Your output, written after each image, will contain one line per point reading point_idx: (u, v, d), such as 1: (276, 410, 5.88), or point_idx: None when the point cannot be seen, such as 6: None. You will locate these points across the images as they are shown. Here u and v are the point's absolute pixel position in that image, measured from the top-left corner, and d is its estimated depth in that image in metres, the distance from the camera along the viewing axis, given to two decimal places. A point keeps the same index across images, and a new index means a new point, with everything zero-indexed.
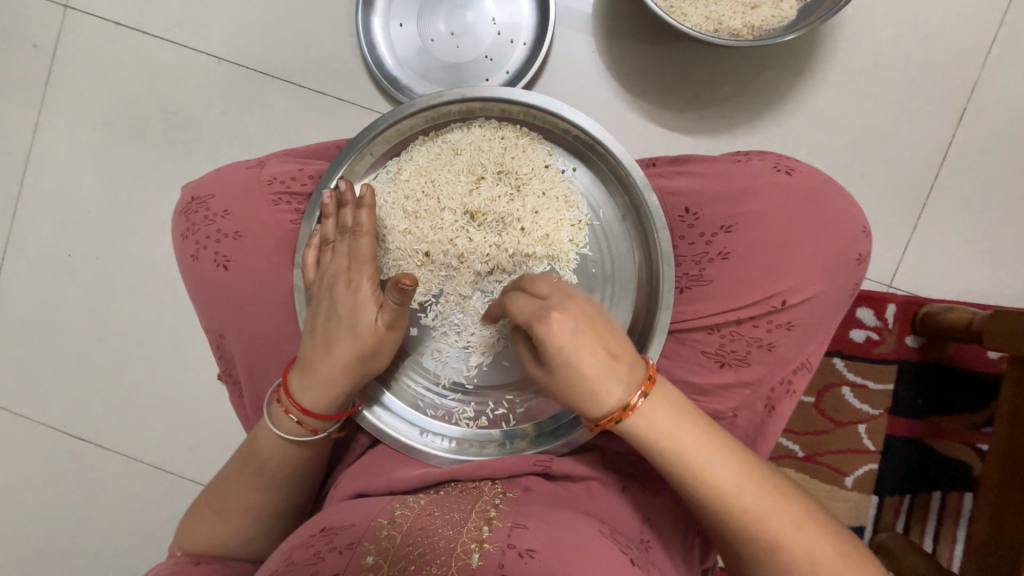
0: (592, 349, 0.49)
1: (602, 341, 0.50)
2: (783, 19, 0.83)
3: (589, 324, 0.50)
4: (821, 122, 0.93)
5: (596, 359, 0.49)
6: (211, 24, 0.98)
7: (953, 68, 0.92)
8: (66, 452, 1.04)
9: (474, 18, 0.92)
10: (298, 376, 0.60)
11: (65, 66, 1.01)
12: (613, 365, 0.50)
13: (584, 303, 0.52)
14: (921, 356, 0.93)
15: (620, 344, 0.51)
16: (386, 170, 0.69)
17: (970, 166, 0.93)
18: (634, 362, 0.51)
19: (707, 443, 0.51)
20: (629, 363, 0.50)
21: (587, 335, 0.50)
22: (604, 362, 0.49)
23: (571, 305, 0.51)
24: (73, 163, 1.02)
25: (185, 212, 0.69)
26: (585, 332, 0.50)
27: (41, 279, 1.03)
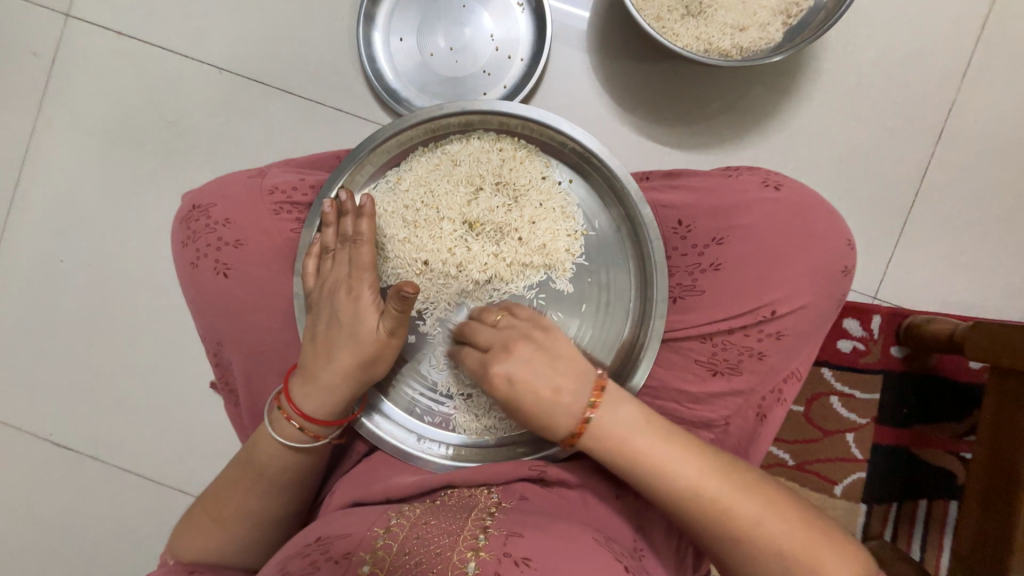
0: (528, 390, 0.54)
1: (538, 378, 0.54)
2: (770, 41, 0.87)
3: (523, 364, 0.55)
4: (807, 139, 0.97)
5: (536, 398, 0.54)
6: (213, 34, 1.00)
7: (931, 89, 0.96)
8: (51, 462, 1.02)
9: (473, 34, 0.95)
10: (300, 383, 0.61)
11: (64, 73, 1.01)
12: (556, 395, 0.54)
13: (518, 341, 0.56)
14: (906, 366, 0.96)
15: (561, 372, 0.54)
16: (386, 180, 0.70)
17: (948, 183, 0.97)
18: (579, 385, 0.54)
19: (699, 464, 0.52)
20: (569, 386, 0.54)
21: (521, 376, 0.54)
22: (545, 396, 0.54)
23: (506, 351, 0.56)
24: (69, 169, 1.02)
25: (185, 220, 0.70)
26: (518, 374, 0.54)
27: (31, 285, 1.02)
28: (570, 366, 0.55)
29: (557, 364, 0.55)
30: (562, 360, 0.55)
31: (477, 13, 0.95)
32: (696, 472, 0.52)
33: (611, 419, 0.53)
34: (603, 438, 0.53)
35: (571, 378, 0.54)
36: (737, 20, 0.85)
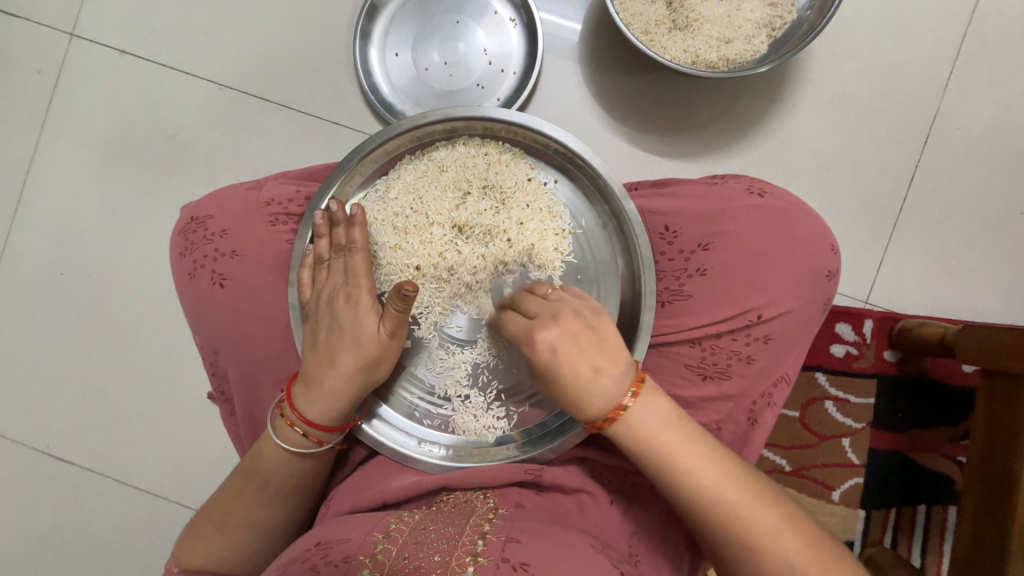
0: (570, 364, 0.53)
1: (582, 356, 0.53)
2: (755, 53, 0.89)
3: (570, 340, 0.54)
4: (795, 147, 0.99)
5: (576, 372, 0.53)
6: (213, 52, 1.02)
7: (915, 97, 0.99)
8: (47, 475, 1.02)
9: (466, 48, 0.97)
10: (303, 390, 0.62)
11: (68, 90, 1.03)
12: (596, 377, 0.52)
13: (569, 318, 0.55)
14: (899, 370, 0.96)
15: (605, 355, 0.53)
16: (375, 188, 0.72)
17: (935, 188, 0.99)
18: (621, 373, 0.53)
19: (727, 475, 0.52)
20: (612, 370, 0.53)
21: (568, 351, 0.53)
22: (584, 374, 0.53)
23: (553, 324, 0.55)
24: (71, 183, 1.04)
25: (183, 232, 0.71)
26: (562, 346, 0.53)
27: (31, 298, 1.03)
28: (614, 351, 0.54)
29: (602, 346, 0.54)
30: (608, 344, 0.54)
31: (470, 28, 0.97)
32: (723, 481, 0.52)
33: (653, 410, 0.53)
34: (645, 435, 0.53)
35: (614, 363, 0.53)
36: (723, 33, 0.88)
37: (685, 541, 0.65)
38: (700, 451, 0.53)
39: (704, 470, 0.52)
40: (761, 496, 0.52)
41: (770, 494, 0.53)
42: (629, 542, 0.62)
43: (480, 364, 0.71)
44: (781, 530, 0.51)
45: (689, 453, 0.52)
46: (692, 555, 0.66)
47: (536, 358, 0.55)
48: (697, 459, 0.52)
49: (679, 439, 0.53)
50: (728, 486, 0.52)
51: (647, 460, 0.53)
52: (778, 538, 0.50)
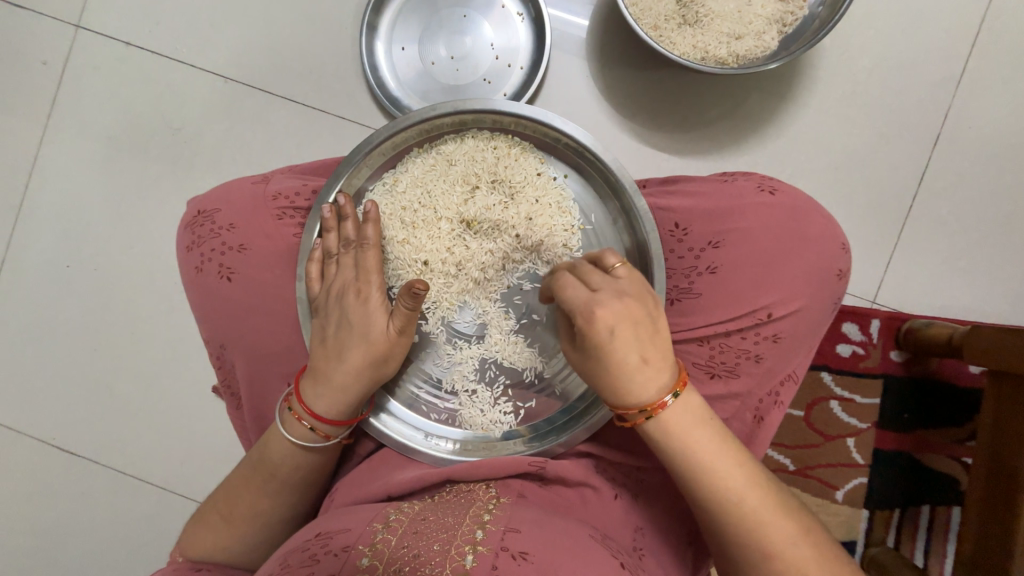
0: (625, 348, 0.50)
1: (639, 344, 0.50)
2: (766, 49, 0.88)
3: (630, 323, 0.50)
4: (803, 145, 0.98)
5: (629, 357, 0.50)
6: (218, 45, 1.02)
7: (926, 96, 0.97)
8: (53, 466, 1.02)
9: (473, 43, 0.96)
10: (311, 383, 0.62)
11: (73, 83, 1.03)
12: (643, 368, 0.50)
13: (633, 300, 0.51)
14: (906, 370, 0.96)
15: (656, 348, 0.51)
16: (383, 182, 0.71)
17: (945, 188, 0.98)
18: (668, 367, 0.51)
19: (748, 477, 0.52)
20: (661, 368, 0.51)
21: (625, 334, 0.50)
22: (633, 361, 0.50)
23: (618, 300, 0.51)
24: (76, 177, 1.03)
25: (190, 225, 0.71)
26: (622, 331, 0.50)
27: (37, 290, 1.04)
28: (664, 345, 0.52)
29: (656, 337, 0.51)
30: (660, 336, 0.52)
31: (477, 23, 0.96)
32: (744, 484, 0.52)
33: (692, 406, 0.53)
34: (676, 431, 0.52)
35: (664, 359, 0.51)
36: (733, 29, 0.86)
37: (688, 536, 0.65)
38: (727, 452, 0.53)
39: (727, 471, 0.52)
40: (779, 502, 0.52)
41: (787, 500, 0.53)
42: (633, 537, 0.62)
43: (488, 359, 0.71)
44: (794, 536, 0.51)
45: (715, 453, 0.53)
46: (695, 551, 0.66)
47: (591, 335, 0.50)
48: (723, 459, 0.52)
49: (708, 440, 0.53)
50: (748, 488, 0.52)
51: (674, 457, 0.53)
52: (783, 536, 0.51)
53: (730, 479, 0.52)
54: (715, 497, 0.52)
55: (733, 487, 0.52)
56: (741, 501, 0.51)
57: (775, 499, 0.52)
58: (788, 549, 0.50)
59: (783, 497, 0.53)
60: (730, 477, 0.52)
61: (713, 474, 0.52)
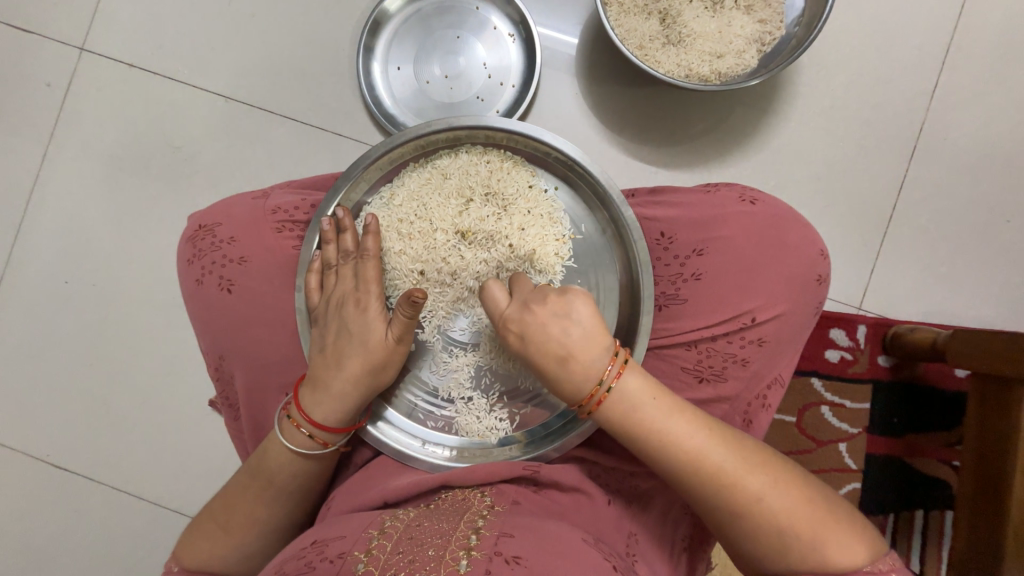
0: (538, 349, 0.56)
1: (553, 340, 0.56)
2: (746, 67, 0.92)
3: (538, 324, 0.57)
4: (786, 158, 1.01)
5: (544, 358, 0.56)
6: (219, 66, 1.05)
7: (902, 110, 1.02)
8: (46, 484, 1.02)
9: (467, 62, 1.00)
10: (310, 392, 0.63)
11: (76, 103, 1.06)
12: (563, 365, 0.55)
13: (539, 303, 0.57)
14: (893, 375, 0.98)
15: (573, 343, 0.55)
16: (380, 195, 0.74)
17: (924, 196, 1.01)
18: (596, 353, 0.55)
19: (712, 440, 0.53)
20: (582, 362, 0.55)
21: (535, 335, 0.56)
22: (551, 361, 0.56)
23: (523, 306, 0.58)
24: (76, 194, 1.05)
25: (191, 239, 0.72)
26: (529, 334, 0.57)
27: (35, 306, 1.04)
28: (584, 341, 0.55)
29: (574, 334, 0.55)
30: (579, 326, 0.55)
31: (470, 43, 1.00)
32: (710, 448, 0.53)
33: (633, 381, 0.55)
34: (625, 410, 0.54)
35: (583, 353, 0.55)
36: (715, 48, 0.91)
37: (681, 540, 0.67)
38: (681, 417, 0.54)
39: (687, 439, 0.53)
40: (750, 458, 0.53)
41: (764, 458, 0.53)
42: (627, 542, 0.63)
43: (483, 367, 0.73)
44: (769, 490, 0.51)
45: (676, 423, 0.54)
46: (687, 556, 0.68)
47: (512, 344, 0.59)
48: (681, 426, 0.54)
49: (666, 411, 0.54)
50: (714, 452, 0.53)
51: (632, 435, 0.54)
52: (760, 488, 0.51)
53: (692, 443, 0.53)
54: (684, 466, 0.53)
55: (699, 454, 0.53)
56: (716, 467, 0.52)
57: (743, 455, 0.53)
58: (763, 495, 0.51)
59: (756, 452, 0.54)
60: (693, 443, 0.53)
61: (681, 444, 0.53)
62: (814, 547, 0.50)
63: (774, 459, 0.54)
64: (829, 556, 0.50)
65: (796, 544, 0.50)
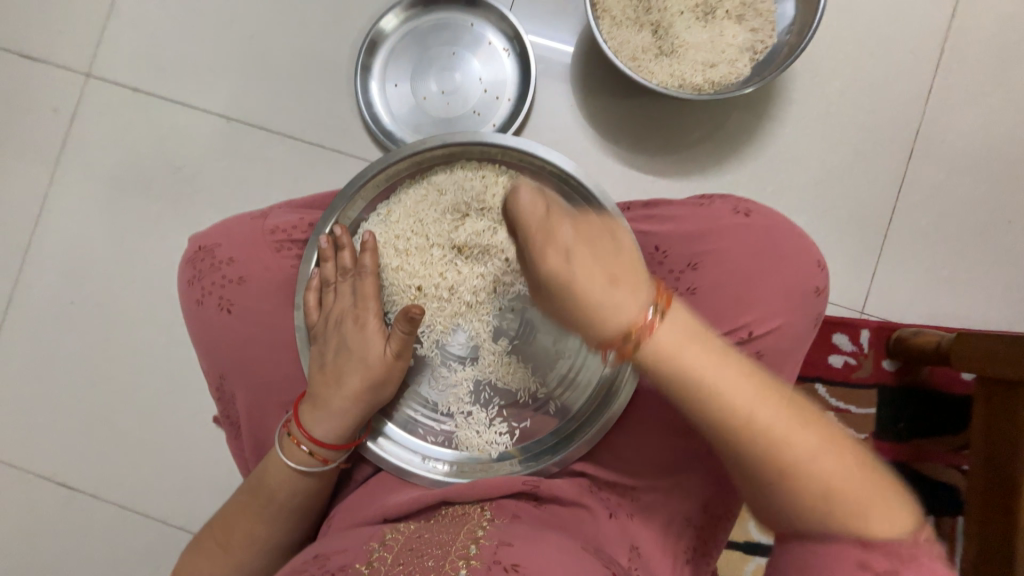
0: (585, 269, 0.54)
1: (598, 264, 0.55)
2: (739, 75, 0.92)
3: (584, 246, 0.56)
4: (783, 163, 1.01)
5: (592, 277, 0.54)
6: (221, 87, 1.07)
7: (898, 113, 1.02)
8: (53, 503, 1.02)
9: (463, 78, 1.02)
10: (310, 409, 0.63)
11: (82, 127, 1.08)
12: (610, 287, 0.54)
13: (586, 227, 0.58)
14: (899, 379, 0.97)
15: (618, 267, 0.55)
16: (377, 212, 0.75)
17: (923, 199, 1.01)
18: (641, 284, 0.54)
19: (761, 390, 0.49)
20: (629, 286, 0.54)
21: (580, 255, 0.55)
22: (599, 283, 0.54)
23: (573, 238, 0.56)
24: (82, 215, 1.07)
25: (191, 260, 0.73)
26: (576, 251, 0.55)
27: (42, 326, 1.06)
28: (626, 266, 0.56)
29: (614, 258, 0.56)
30: (624, 255, 0.57)
31: (466, 58, 1.02)
32: (758, 398, 0.49)
33: (683, 330, 0.51)
34: (665, 348, 0.51)
35: (629, 277, 0.54)
36: (708, 58, 0.92)
37: (684, 556, 0.66)
38: (725, 361, 0.50)
39: (737, 387, 0.49)
40: (797, 414, 0.49)
41: (809, 414, 0.49)
42: (628, 556, 0.63)
43: (482, 381, 0.73)
44: (818, 452, 0.47)
45: (719, 366, 0.50)
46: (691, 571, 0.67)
47: (551, 264, 0.55)
48: (724, 371, 0.50)
49: (708, 356, 0.50)
50: (761, 405, 0.48)
51: (674, 374, 0.50)
52: (807, 447, 0.47)
53: (747, 400, 0.49)
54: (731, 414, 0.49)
55: (749, 405, 0.48)
56: (761, 421, 0.48)
57: (791, 409, 0.49)
58: (811, 457, 0.47)
59: (803, 409, 0.49)
60: (739, 390, 0.49)
61: (723, 391, 0.49)
62: (860, 514, 0.47)
63: (820, 418, 0.50)
64: (873, 529, 0.47)
65: (838, 509, 0.47)
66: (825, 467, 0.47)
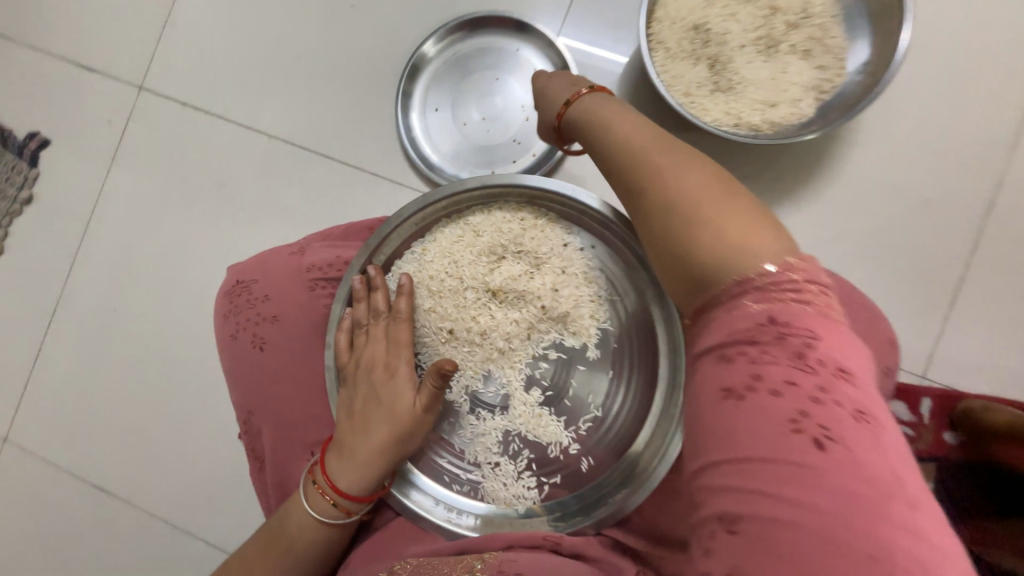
0: (602, 114, 0.58)
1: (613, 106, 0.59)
2: (801, 116, 0.86)
3: (605, 105, 0.60)
4: (843, 209, 0.94)
5: (605, 113, 0.58)
6: (264, 105, 1.08)
7: (977, 160, 0.93)
8: (86, 503, 1.06)
9: (505, 103, 0.99)
10: (336, 459, 0.62)
11: (132, 139, 1.11)
12: (623, 114, 0.57)
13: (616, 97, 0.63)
14: (962, 454, 0.87)
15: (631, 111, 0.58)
16: (412, 250, 0.73)
17: (1001, 257, 0.92)
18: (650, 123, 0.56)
19: (743, 218, 0.43)
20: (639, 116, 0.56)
21: (598, 108, 0.60)
22: (609, 112, 0.58)
23: (623, 112, 0.57)
24: (128, 225, 1.10)
25: (229, 294, 0.74)
26: (598, 101, 0.61)
27: (85, 331, 1.09)
28: None
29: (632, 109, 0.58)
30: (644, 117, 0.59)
31: (508, 85, 0.99)
32: (735, 218, 0.43)
33: (705, 184, 0.46)
34: (648, 155, 0.50)
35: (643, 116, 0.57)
36: (767, 97, 0.85)
37: None
38: (716, 183, 0.46)
39: (717, 203, 0.44)
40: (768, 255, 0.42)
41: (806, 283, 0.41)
42: None
43: (512, 432, 0.70)
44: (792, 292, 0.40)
45: (705, 182, 0.46)
46: None
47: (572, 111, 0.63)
48: (706, 182, 0.45)
49: (699, 173, 0.47)
50: (734, 221, 0.43)
51: (642, 179, 0.49)
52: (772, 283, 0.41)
53: (757, 250, 0.42)
54: (729, 261, 0.42)
55: (724, 226, 0.43)
56: (725, 239, 0.42)
57: (768, 249, 0.42)
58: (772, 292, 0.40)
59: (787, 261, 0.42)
60: (710, 204, 0.44)
61: (695, 194, 0.45)
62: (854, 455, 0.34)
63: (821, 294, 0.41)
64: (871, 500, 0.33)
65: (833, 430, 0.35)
66: (797, 313, 0.39)
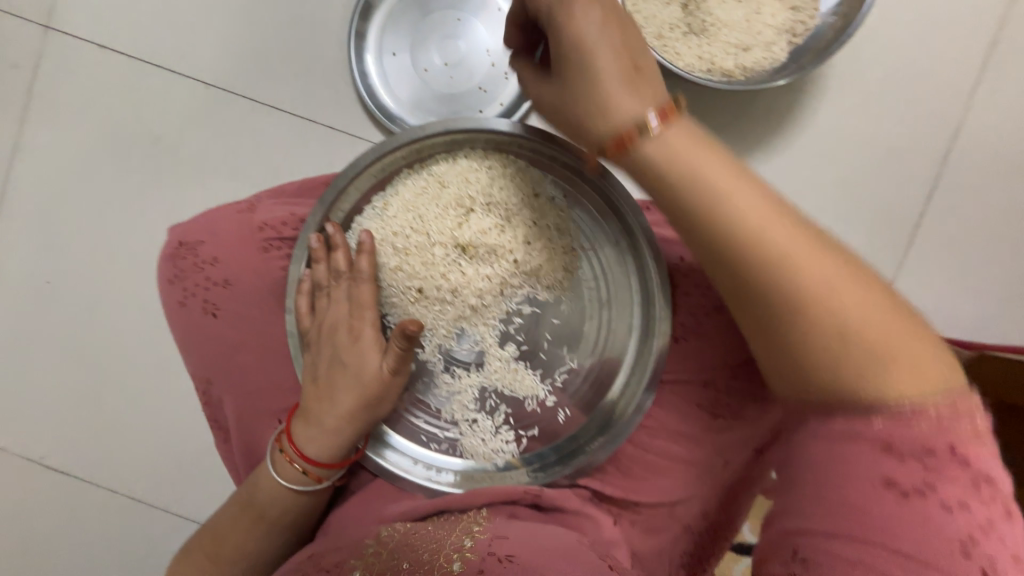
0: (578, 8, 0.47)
1: None
2: (774, 61, 0.84)
3: None
4: (812, 159, 0.95)
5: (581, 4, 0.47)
6: (200, 49, 0.96)
7: (939, 109, 0.94)
8: (44, 485, 1.01)
9: (468, 46, 0.92)
10: (303, 426, 0.60)
11: (48, 87, 0.98)
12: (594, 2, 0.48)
13: None
14: None
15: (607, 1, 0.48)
16: (373, 205, 0.68)
17: (954, 205, 0.96)
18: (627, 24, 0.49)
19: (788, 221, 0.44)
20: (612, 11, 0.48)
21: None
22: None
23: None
24: (54, 187, 0.99)
25: (173, 258, 0.69)
26: None
27: (19, 304, 1.00)
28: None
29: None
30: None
31: (472, 26, 0.92)
32: (782, 224, 0.44)
33: (752, 195, 0.45)
34: (682, 157, 0.46)
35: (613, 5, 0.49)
36: (741, 40, 0.83)
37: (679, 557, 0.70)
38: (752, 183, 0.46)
39: (766, 213, 0.44)
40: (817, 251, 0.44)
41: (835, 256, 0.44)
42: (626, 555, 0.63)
43: (488, 388, 0.70)
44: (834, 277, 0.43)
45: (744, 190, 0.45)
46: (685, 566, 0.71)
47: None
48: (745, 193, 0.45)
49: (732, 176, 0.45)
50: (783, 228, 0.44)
51: (685, 193, 0.46)
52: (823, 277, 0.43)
53: (807, 257, 0.43)
54: (793, 272, 0.43)
55: (780, 236, 0.43)
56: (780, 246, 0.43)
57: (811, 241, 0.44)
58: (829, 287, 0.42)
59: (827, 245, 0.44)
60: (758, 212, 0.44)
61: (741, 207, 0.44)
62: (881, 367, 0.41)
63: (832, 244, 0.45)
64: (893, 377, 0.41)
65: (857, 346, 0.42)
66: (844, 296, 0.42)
